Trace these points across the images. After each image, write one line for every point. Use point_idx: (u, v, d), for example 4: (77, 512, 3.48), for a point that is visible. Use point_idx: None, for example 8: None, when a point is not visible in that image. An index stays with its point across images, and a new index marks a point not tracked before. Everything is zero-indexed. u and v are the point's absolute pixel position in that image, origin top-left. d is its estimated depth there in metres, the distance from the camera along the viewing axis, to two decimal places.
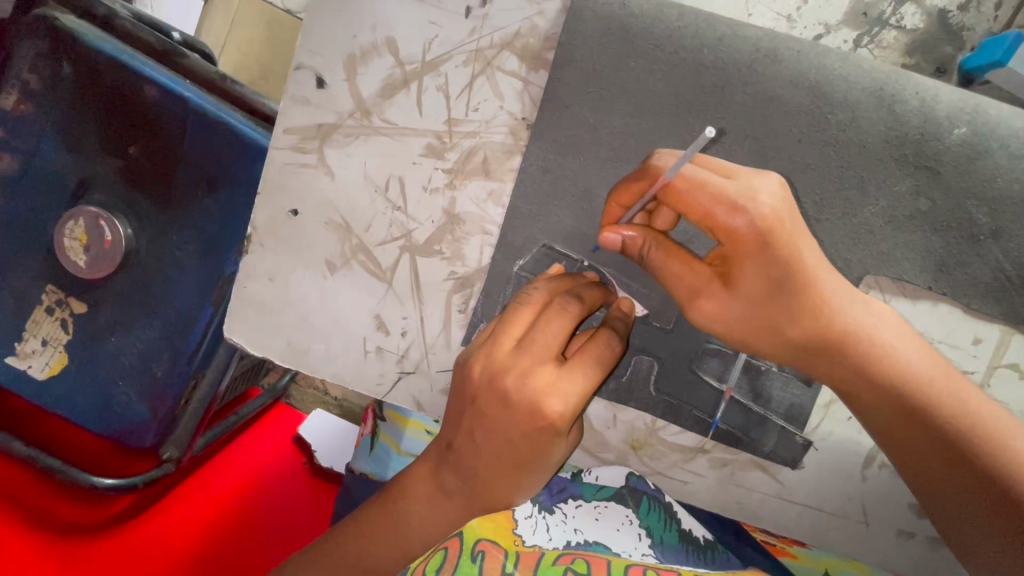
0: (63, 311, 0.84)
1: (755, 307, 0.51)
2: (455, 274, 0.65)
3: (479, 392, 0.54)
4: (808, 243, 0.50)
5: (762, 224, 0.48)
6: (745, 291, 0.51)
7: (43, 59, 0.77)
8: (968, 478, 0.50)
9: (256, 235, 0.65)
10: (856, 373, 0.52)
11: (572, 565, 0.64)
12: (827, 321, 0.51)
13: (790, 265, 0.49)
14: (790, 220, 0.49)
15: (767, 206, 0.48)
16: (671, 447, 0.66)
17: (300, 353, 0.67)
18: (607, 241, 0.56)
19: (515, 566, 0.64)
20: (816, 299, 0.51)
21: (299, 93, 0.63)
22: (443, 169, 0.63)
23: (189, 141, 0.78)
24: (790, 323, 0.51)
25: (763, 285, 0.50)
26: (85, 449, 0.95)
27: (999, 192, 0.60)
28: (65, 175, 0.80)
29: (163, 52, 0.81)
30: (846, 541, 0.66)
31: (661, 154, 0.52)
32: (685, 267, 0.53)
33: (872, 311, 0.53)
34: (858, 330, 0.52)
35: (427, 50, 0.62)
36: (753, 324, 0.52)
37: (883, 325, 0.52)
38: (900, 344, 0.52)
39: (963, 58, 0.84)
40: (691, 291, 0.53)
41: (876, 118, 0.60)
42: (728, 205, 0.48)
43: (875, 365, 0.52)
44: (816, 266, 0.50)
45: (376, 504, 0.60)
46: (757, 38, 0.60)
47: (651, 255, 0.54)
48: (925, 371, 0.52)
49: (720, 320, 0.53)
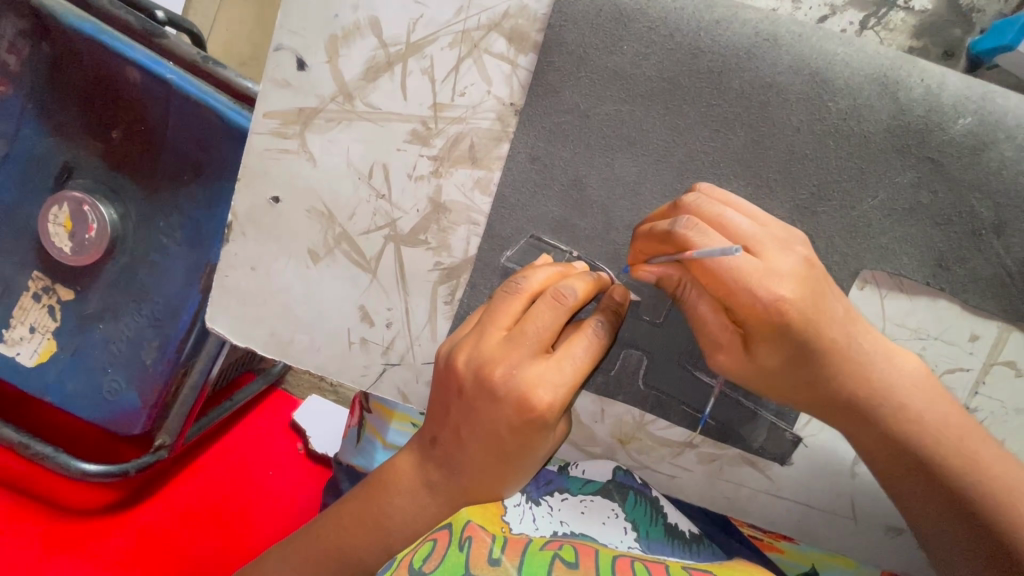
0: (51, 298, 0.82)
1: (775, 369, 0.51)
2: (441, 265, 0.63)
3: (466, 383, 0.52)
4: (831, 308, 0.49)
5: (780, 309, 0.47)
6: (767, 355, 0.50)
7: (23, 38, 0.74)
8: (960, 531, 0.51)
9: (237, 224, 0.63)
10: (869, 429, 0.52)
11: (561, 552, 0.59)
12: (845, 383, 0.51)
13: (814, 333, 0.48)
14: (814, 289, 0.48)
15: (788, 283, 0.47)
16: (660, 442, 0.65)
17: (283, 344, 0.66)
18: (640, 277, 0.54)
19: (502, 551, 0.59)
20: (833, 359, 0.50)
21: (279, 76, 0.61)
22: (428, 156, 0.61)
23: (172, 125, 0.75)
24: (811, 384, 0.51)
25: (780, 352, 0.49)
26: (77, 436, 0.94)
27: (1003, 185, 0.58)
28: (46, 159, 0.78)
29: (145, 33, 0.74)
30: (835, 536, 0.66)
31: (689, 220, 0.49)
32: (713, 318, 0.52)
33: (894, 367, 0.52)
34: (877, 389, 0.52)
35: (412, 31, 0.59)
36: (768, 382, 0.52)
37: (904, 381, 0.52)
38: (915, 402, 0.52)
39: (972, 41, 0.81)
40: (714, 342, 0.52)
41: (878, 107, 0.57)
42: (752, 286, 0.46)
43: (890, 424, 0.52)
44: (839, 325, 0.50)
45: (358, 497, 0.59)
46: (757, 21, 0.57)
47: (688, 293, 0.53)
48: (934, 427, 0.52)
49: (740, 376, 0.52)
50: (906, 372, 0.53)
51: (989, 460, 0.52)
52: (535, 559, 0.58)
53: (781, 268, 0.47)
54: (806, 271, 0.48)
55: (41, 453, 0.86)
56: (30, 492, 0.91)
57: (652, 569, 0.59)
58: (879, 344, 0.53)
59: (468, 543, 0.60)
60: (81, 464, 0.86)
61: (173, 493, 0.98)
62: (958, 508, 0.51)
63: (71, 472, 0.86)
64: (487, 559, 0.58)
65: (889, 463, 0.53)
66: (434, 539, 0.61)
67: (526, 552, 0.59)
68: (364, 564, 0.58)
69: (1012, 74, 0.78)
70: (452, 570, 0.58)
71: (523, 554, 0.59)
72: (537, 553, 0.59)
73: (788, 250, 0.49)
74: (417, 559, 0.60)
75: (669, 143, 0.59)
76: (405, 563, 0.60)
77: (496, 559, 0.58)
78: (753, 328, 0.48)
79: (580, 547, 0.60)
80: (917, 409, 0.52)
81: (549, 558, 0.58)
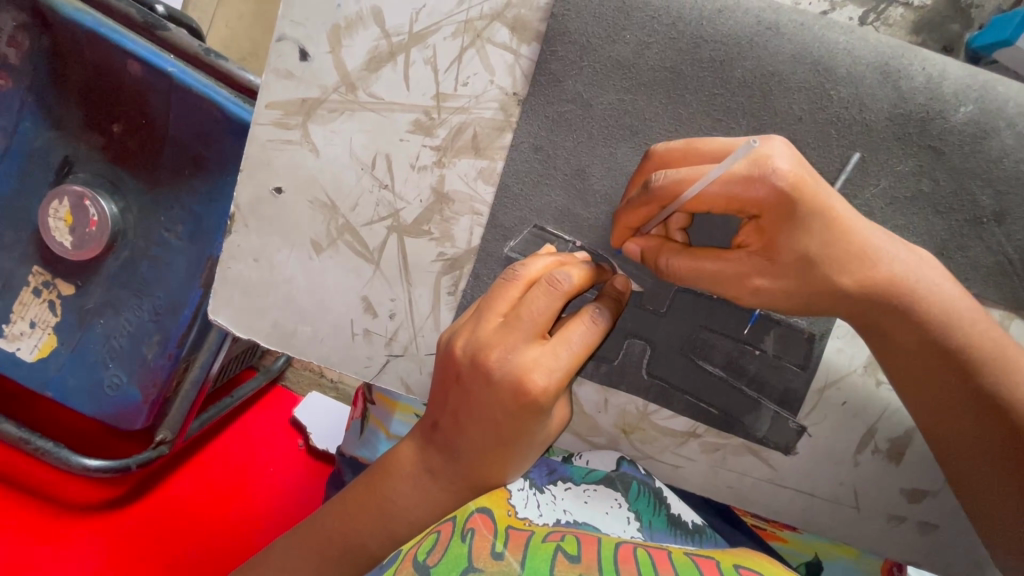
0: (51, 293, 0.82)
1: (801, 289, 0.52)
2: (444, 255, 0.63)
3: (462, 369, 0.53)
4: (884, 243, 0.52)
5: (786, 190, 0.47)
6: (783, 265, 0.51)
7: (23, 31, 0.74)
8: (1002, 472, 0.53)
9: (240, 214, 0.64)
10: (906, 319, 0.53)
11: (562, 543, 0.56)
12: (884, 282, 0.52)
13: (871, 262, 0.51)
14: (812, 193, 0.48)
15: (788, 173, 0.47)
16: (663, 431, 0.66)
17: (287, 334, 0.66)
18: (630, 252, 0.56)
19: (505, 547, 0.55)
20: (827, 203, 0.49)
21: (282, 66, 0.61)
22: (431, 146, 0.61)
23: (174, 116, 0.75)
24: (844, 280, 0.51)
25: (817, 284, 0.51)
26: (76, 431, 0.94)
27: (1004, 173, 0.58)
28: (48, 154, 0.78)
29: (145, 25, 0.73)
30: (836, 525, 0.66)
31: (661, 174, 0.50)
32: (715, 265, 0.52)
33: (927, 263, 0.54)
34: (945, 307, 0.53)
35: (414, 21, 0.59)
36: (804, 305, 0.53)
37: (942, 282, 0.53)
38: (944, 286, 0.53)
39: (970, 37, 0.81)
40: (734, 277, 0.52)
41: (880, 95, 0.57)
42: (744, 193, 0.48)
43: (968, 339, 0.53)
44: (870, 250, 0.51)
45: (363, 484, 0.60)
46: (759, 10, 0.58)
47: (672, 259, 0.53)
48: (964, 311, 0.53)
49: (769, 297, 0.53)
50: (930, 276, 0.53)
51: (987, 332, 0.54)
52: (539, 552, 0.54)
53: (781, 163, 0.47)
54: (791, 171, 0.48)
55: (42, 448, 0.86)
56: (27, 488, 0.91)
57: (654, 555, 0.57)
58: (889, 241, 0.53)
59: (471, 534, 0.56)
60: (83, 460, 0.86)
61: (175, 487, 0.98)
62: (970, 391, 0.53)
63: (71, 466, 0.86)
64: (489, 552, 0.54)
65: (967, 401, 0.54)
66: (438, 533, 0.58)
67: (529, 544, 0.55)
68: (367, 551, 0.59)
69: (1011, 70, 0.79)
70: (455, 562, 0.54)
71: (526, 547, 0.55)
72: (539, 544, 0.56)
73: (794, 212, 0.48)
74: (420, 553, 0.56)
75: (671, 132, 0.59)
76: (410, 555, 0.57)
77: (499, 552, 0.54)
78: (781, 262, 0.51)
79: (584, 538, 0.58)
80: (933, 300, 0.53)
81: (552, 551, 0.54)
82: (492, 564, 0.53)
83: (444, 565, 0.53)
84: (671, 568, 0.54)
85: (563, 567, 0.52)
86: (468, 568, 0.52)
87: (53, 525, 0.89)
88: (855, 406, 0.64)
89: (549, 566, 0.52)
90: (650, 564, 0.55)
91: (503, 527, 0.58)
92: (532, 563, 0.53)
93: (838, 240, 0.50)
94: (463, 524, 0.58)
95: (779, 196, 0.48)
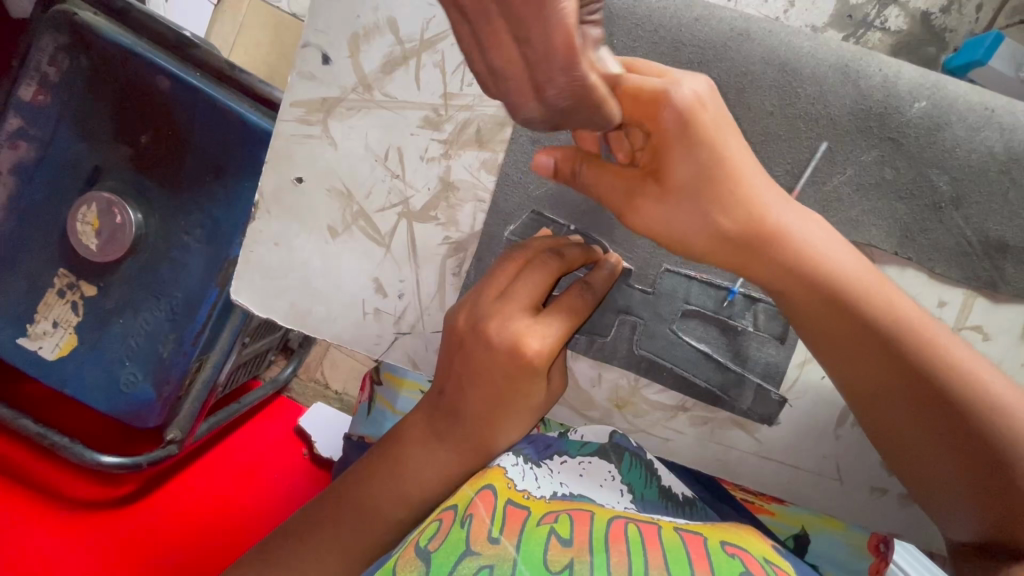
0: (74, 294, 0.88)
1: (681, 213, 0.53)
2: (449, 239, 0.69)
3: (465, 335, 0.59)
4: (768, 190, 0.53)
5: (686, 115, 0.49)
6: (675, 188, 0.52)
7: (63, 51, 0.82)
8: (959, 453, 0.53)
9: (263, 203, 0.69)
10: (801, 279, 0.54)
11: (556, 526, 0.52)
12: (763, 223, 0.53)
13: (755, 214, 0.53)
14: (705, 127, 0.50)
15: (688, 103, 0.49)
16: (655, 405, 0.70)
17: (301, 316, 0.71)
18: (539, 165, 0.58)
19: (502, 530, 0.52)
20: (721, 152, 0.51)
21: (305, 69, 0.68)
22: (438, 140, 0.68)
23: (198, 124, 0.83)
24: (729, 223, 0.53)
25: (697, 207, 0.52)
26: (95, 438, 0.99)
27: (959, 161, 0.64)
28: (81, 162, 0.85)
29: (178, 44, 0.83)
30: (820, 497, 0.69)
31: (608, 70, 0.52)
32: (609, 171, 0.55)
33: (819, 232, 0.55)
34: (835, 271, 0.54)
35: (425, 30, 0.67)
36: (698, 239, 0.54)
37: (845, 252, 0.55)
38: (833, 248, 0.55)
39: (946, 58, 0.93)
40: (624, 195, 0.55)
41: (842, 93, 0.64)
42: (650, 101, 0.49)
43: (878, 313, 0.54)
44: (766, 205, 0.53)
45: (373, 457, 0.65)
46: (732, 19, 0.65)
47: (583, 170, 0.56)
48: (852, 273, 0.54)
49: (658, 227, 0.55)
50: (814, 230, 0.55)
51: (885, 302, 0.54)
52: (533, 535, 0.51)
53: (682, 91, 0.49)
54: (689, 113, 0.49)
55: (58, 443, 0.90)
56: (41, 491, 0.92)
57: (644, 533, 0.55)
58: (774, 194, 0.54)
59: (471, 520, 0.53)
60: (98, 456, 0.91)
61: (183, 493, 1.01)
62: (895, 357, 0.54)
63: (87, 461, 0.90)
64: (486, 535, 0.51)
65: (877, 369, 0.55)
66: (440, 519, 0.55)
67: (525, 528, 0.52)
68: (376, 536, 0.62)
69: (983, 85, 0.90)
70: (453, 547, 0.50)
71: (521, 531, 0.51)
72: (534, 529, 0.52)
73: (688, 148, 0.51)
74: (422, 538, 0.53)
75: None
76: (409, 543, 0.54)
77: (496, 536, 0.51)
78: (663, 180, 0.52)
79: (577, 518, 0.54)
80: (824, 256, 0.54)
81: (545, 535, 0.51)
82: (488, 549, 0.50)
83: (443, 550, 0.50)
84: (661, 556, 0.51)
85: (555, 552, 0.49)
86: (465, 553, 0.49)
87: (67, 526, 0.90)
88: (833, 380, 0.68)
89: (543, 552, 0.49)
90: (641, 546, 0.52)
91: (501, 506, 0.55)
92: (527, 548, 0.49)
93: (728, 183, 0.52)
94: (463, 509, 0.55)
95: (676, 122, 0.50)
